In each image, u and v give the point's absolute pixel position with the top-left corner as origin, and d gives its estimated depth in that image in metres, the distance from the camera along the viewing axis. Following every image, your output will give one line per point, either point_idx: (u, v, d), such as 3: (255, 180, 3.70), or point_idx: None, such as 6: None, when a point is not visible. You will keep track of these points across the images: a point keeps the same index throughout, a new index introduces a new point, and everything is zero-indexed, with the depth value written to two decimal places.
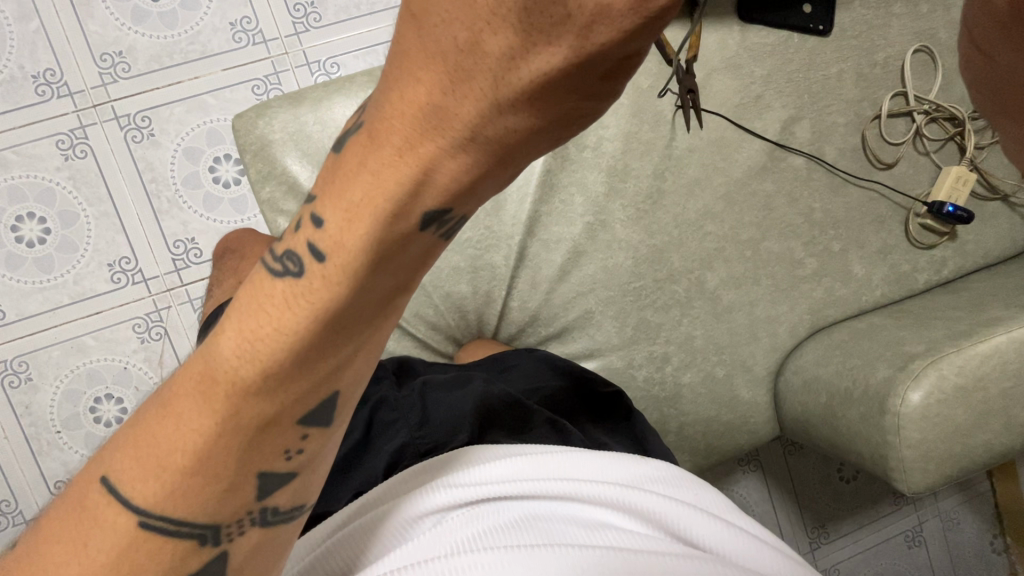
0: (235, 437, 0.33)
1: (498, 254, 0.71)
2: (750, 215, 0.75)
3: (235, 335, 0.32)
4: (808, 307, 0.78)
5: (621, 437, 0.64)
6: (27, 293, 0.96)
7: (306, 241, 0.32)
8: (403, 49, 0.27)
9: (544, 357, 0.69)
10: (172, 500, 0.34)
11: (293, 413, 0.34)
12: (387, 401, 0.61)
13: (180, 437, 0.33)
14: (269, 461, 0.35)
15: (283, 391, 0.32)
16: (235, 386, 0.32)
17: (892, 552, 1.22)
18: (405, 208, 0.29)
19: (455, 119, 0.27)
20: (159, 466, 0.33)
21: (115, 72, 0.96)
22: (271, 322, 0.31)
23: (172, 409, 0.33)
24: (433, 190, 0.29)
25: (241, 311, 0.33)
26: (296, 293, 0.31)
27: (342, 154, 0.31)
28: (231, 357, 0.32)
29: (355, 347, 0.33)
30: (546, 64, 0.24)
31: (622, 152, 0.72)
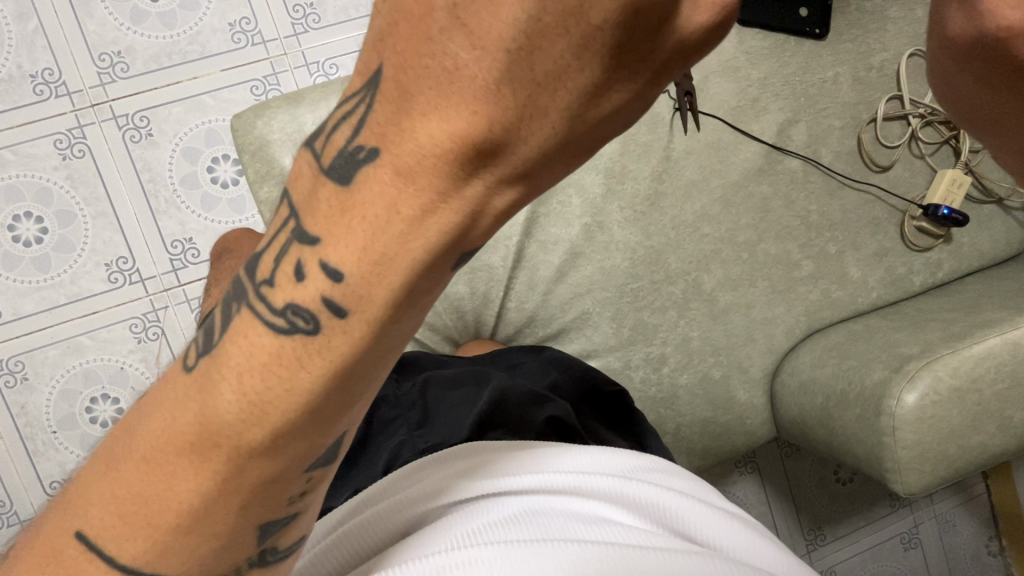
0: (238, 492, 0.33)
1: (496, 255, 0.71)
2: (746, 217, 0.76)
3: (237, 396, 0.30)
4: (804, 308, 0.78)
5: (621, 440, 0.64)
6: (24, 292, 0.96)
7: (322, 291, 0.29)
8: (449, 74, 0.23)
9: (548, 356, 0.68)
10: (165, 557, 0.34)
11: (299, 464, 0.33)
12: (387, 398, 0.61)
13: (175, 498, 0.32)
14: (271, 510, 0.35)
15: (290, 448, 0.32)
16: (242, 449, 0.31)
17: (889, 555, 1.22)
18: (441, 252, 0.28)
19: (510, 159, 0.25)
20: (151, 524, 0.33)
21: (114, 72, 0.96)
22: (286, 381, 0.30)
23: (163, 471, 0.32)
24: (473, 233, 0.28)
25: (241, 367, 0.31)
26: (316, 350, 0.29)
27: (359, 193, 0.27)
28: (237, 421, 0.31)
29: (370, 387, 0.32)
30: (618, 101, 0.24)
31: (619, 154, 0.72)
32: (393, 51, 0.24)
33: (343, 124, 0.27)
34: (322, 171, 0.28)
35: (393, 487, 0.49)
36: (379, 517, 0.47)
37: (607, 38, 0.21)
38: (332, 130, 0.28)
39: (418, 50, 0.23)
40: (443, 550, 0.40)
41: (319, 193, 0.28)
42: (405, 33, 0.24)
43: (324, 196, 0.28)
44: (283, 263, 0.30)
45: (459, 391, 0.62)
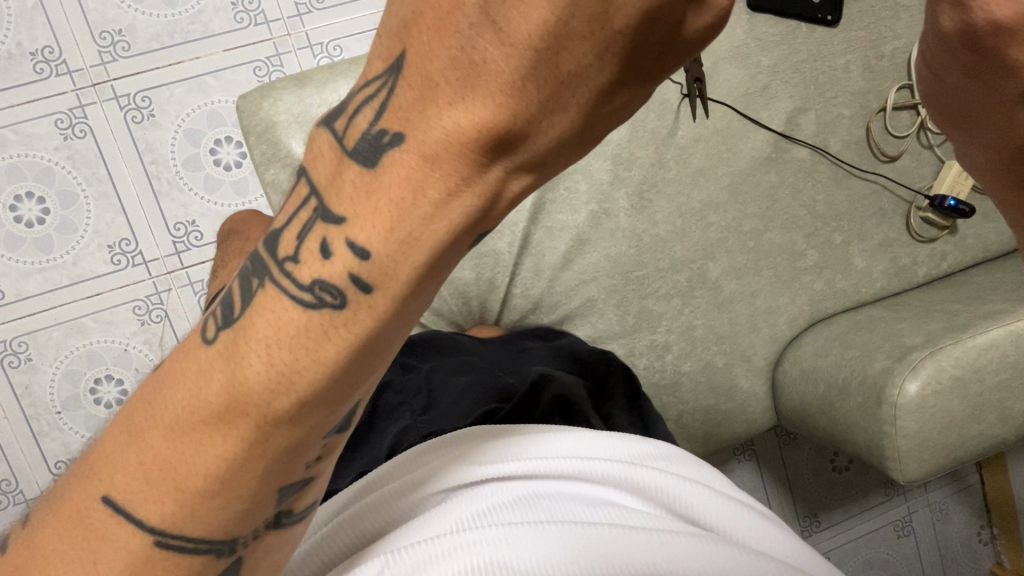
0: (260, 459, 0.33)
1: (502, 240, 0.71)
2: (753, 206, 0.75)
3: (264, 366, 0.31)
4: (808, 298, 0.79)
5: (629, 422, 0.63)
6: (26, 273, 0.96)
7: (348, 268, 0.29)
8: (476, 68, 0.23)
9: (549, 340, 0.69)
10: (189, 520, 0.34)
11: (317, 432, 0.33)
12: (392, 384, 0.62)
13: (199, 464, 0.33)
14: (289, 476, 0.35)
15: (310, 417, 0.32)
16: (265, 416, 0.31)
17: (883, 542, 1.24)
18: (460, 234, 0.28)
19: (528, 148, 0.25)
20: (177, 488, 0.33)
21: (115, 51, 0.94)
22: (309, 353, 0.30)
23: (190, 439, 0.33)
24: (490, 216, 0.28)
25: (267, 340, 0.31)
26: (338, 326, 0.29)
27: (384, 179, 0.27)
28: (262, 389, 0.31)
29: (386, 361, 0.32)
30: (628, 99, 0.24)
31: (626, 140, 0.72)
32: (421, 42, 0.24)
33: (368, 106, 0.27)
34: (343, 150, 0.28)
35: (401, 469, 0.51)
36: (385, 501, 0.48)
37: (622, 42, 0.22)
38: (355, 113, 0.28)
39: (444, 39, 0.24)
40: (449, 533, 0.41)
41: (343, 175, 0.28)
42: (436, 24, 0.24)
43: (351, 180, 0.28)
44: (308, 244, 0.30)
45: (463, 376, 0.63)
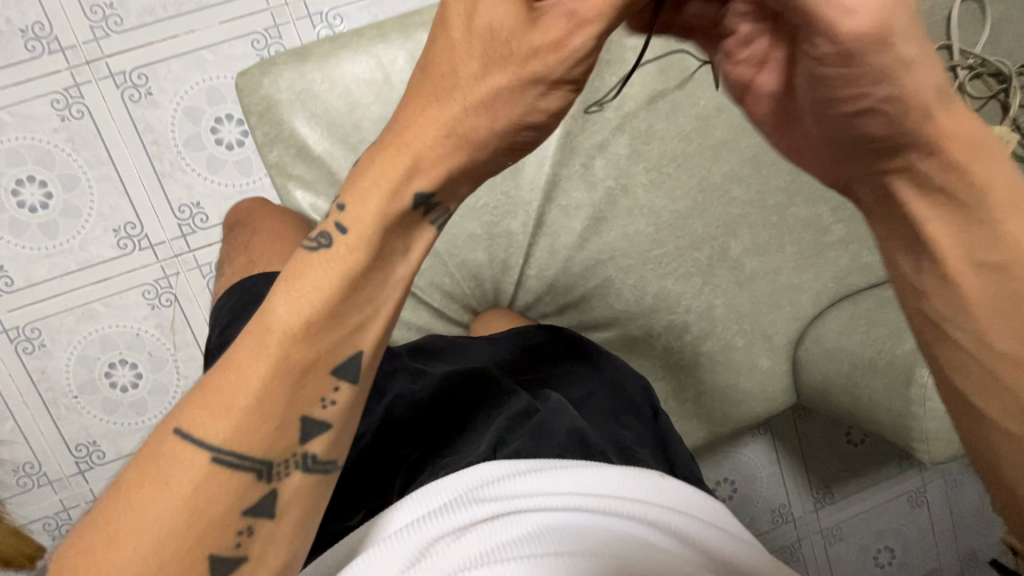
0: (286, 373, 0.37)
1: (516, 220, 0.69)
2: (778, 179, 0.72)
3: (296, 292, 0.37)
4: (833, 274, 0.76)
5: (647, 431, 0.61)
6: (34, 259, 0.95)
7: (336, 220, 0.38)
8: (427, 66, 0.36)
9: (563, 342, 0.67)
10: (240, 437, 0.36)
11: (329, 357, 0.38)
12: (404, 397, 0.57)
13: (242, 379, 0.36)
14: (311, 403, 0.38)
15: (326, 334, 0.37)
16: (290, 332, 0.36)
17: (896, 511, 1.26)
18: (402, 189, 0.37)
19: (445, 100, 0.35)
20: (226, 406, 0.36)
21: (107, 26, 0.90)
22: (314, 280, 0.37)
23: (237, 371, 0.36)
24: (423, 170, 0.37)
25: (298, 275, 0.37)
26: (328, 260, 0.37)
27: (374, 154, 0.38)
28: (286, 309, 0.36)
29: (372, 300, 0.39)
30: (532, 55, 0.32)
31: (645, 111, 0.68)
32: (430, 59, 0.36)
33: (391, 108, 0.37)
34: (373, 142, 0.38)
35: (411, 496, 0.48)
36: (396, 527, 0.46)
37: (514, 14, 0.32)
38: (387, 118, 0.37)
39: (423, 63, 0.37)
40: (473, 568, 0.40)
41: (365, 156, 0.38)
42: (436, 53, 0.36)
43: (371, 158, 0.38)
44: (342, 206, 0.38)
45: (478, 381, 0.59)
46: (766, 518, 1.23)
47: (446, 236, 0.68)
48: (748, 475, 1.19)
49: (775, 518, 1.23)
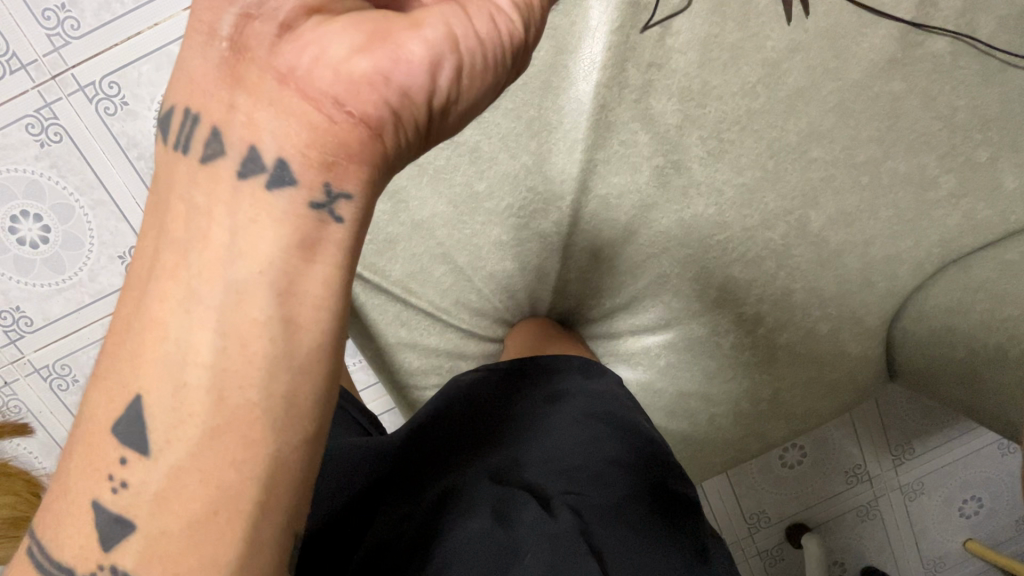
0: (213, 410, 0.30)
1: (548, 220, 0.58)
2: (870, 128, 0.57)
3: (132, 295, 0.32)
4: (939, 238, 0.62)
5: (679, 537, 0.46)
6: (46, 296, 0.81)
7: (261, 255, 0.30)
8: (295, 21, 0.30)
9: (596, 412, 0.53)
10: (191, 470, 0.30)
11: (265, 406, 0.30)
12: (392, 495, 0.49)
13: (176, 422, 0.30)
14: (243, 450, 0.30)
15: (252, 361, 0.30)
16: (222, 365, 0.30)
17: (984, 462, 1.10)
18: (331, 143, 0.30)
19: (331, 25, 0.30)
20: (170, 444, 0.30)
21: (65, 32, 0.69)
22: (253, 290, 0.30)
23: (112, 365, 0.31)
24: (330, 101, 0.30)
25: (175, 264, 0.31)
26: (243, 293, 0.30)
27: (387, 120, 0.30)
28: (217, 344, 0.30)
29: (290, 346, 0.31)
30: (425, 17, 0.31)
31: (698, 66, 0.54)
32: (204, 115, 0.31)
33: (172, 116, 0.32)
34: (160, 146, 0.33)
35: None
36: None
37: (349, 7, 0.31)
38: (165, 125, 0.32)
39: (295, 29, 0.30)
40: None
41: (240, 201, 0.31)
42: (225, 82, 0.30)
43: (212, 194, 0.31)
44: (172, 227, 0.31)
45: (476, 475, 0.47)
46: (838, 478, 1.08)
47: (467, 248, 0.59)
48: (817, 439, 1.05)
49: (849, 478, 1.08)
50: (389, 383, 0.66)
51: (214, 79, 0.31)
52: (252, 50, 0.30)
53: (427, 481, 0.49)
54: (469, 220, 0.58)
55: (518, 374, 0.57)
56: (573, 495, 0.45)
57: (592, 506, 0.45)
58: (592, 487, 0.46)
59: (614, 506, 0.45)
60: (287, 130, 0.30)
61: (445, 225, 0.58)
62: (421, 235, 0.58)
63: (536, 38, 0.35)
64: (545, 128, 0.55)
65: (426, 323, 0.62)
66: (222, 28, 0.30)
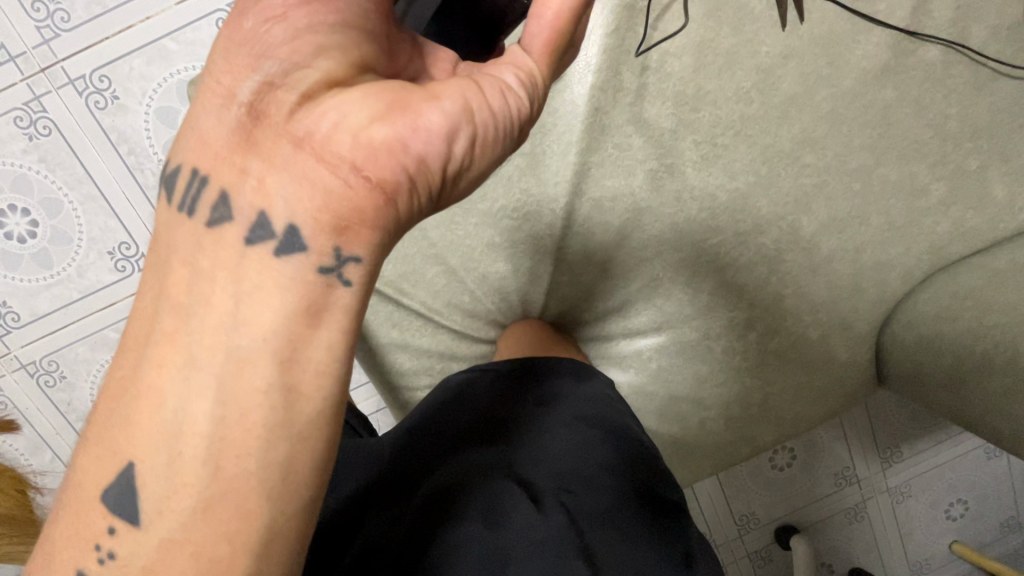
0: (209, 479, 0.30)
1: (541, 222, 0.58)
2: (863, 135, 0.57)
3: (128, 356, 0.32)
4: (929, 244, 0.63)
5: (667, 541, 0.46)
6: (34, 291, 0.80)
7: (265, 326, 0.30)
8: (311, 90, 0.30)
9: (587, 416, 0.53)
10: (187, 535, 0.30)
11: (264, 476, 0.30)
12: (381, 498, 0.48)
13: (172, 491, 0.30)
14: (238, 519, 0.30)
15: (251, 431, 0.30)
16: (221, 435, 0.30)
17: (970, 465, 1.11)
18: (344, 209, 0.30)
19: (349, 93, 0.30)
20: (167, 510, 0.30)
21: (54, 24, 0.68)
22: (255, 361, 0.30)
23: (105, 431, 0.32)
24: (346, 168, 0.29)
25: (172, 327, 0.31)
26: (244, 363, 0.30)
27: (404, 185, 0.30)
28: (217, 414, 0.30)
29: (290, 417, 0.31)
30: (440, 92, 0.32)
31: (693, 70, 0.54)
32: (205, 153, 0.31)
33: (178, 176, 0.32)
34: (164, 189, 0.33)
35: None
36: None
37: (365, 79, 0.32)
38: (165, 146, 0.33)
39: (312, 97, 0.30)
40: None
41: (247, 265, 0.31)
42: (216, 98, 0.30)
43: (216, 259, 0.31)
44: (171, 273, 0.31)
45: (467, 477, 0.47)
46: (827, 481, 1.08)
47: (460, 249, 0.59)
48: (806, 442, 1.06)
49: (838, 481, 1.09)
50: (380, 385, 0.66)
51: (228, 142, 0.30)
52: (270, 117, 0.30)
53: (418, 482, 0.49)
54: (462, 222, 0.57)
55: (511, 379, 0.56)
56: (565, 498, 0.45)
57: (582, 509, 0.45)
58: (584, 490, 0.46)
59: (606, 510, 0.45)
60: (300, 196, 0.30)
61: (438, 227, 0.58)
62: (415, 237, 0.58)
63: (538, 107, 0.38)
64: (539, 131, 0.55)
65: (418, 324, 0.62)
66: (240, 92, 0.30)
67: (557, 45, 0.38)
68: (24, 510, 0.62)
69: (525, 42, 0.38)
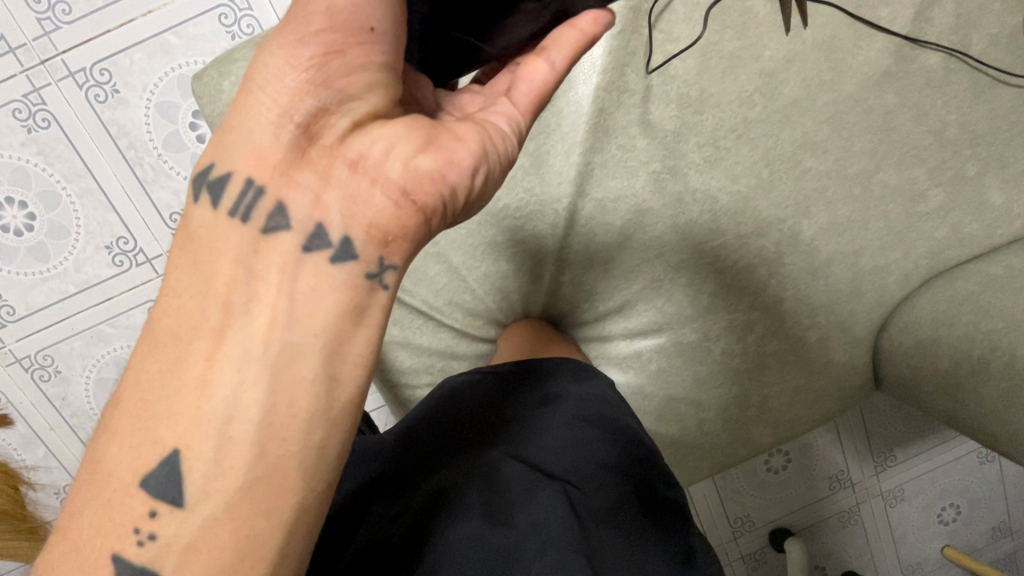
0: (257, 461, 0.33)
1: (544, 222, 0.58)
2: (864, 140, 0.58)
3: (165, 351, 0.33)
4: (927, 249, 0.63)
5: (666, 540, 0.46)
6: (30, 286, 0.80)
7: (315, 321, 0.33)
8: (362, 122, 0.34)
9: (587, 415, 0.53)
10: (231, 514, 0.33)
11: (307, 457, 0.33)
12: (382, 496, 0.48)
13: (218, 472, 0.32)
14: (280, 495, 0.33)
15: (298, 416, 0.33)
16: (269, 420, 0.33)
17: (963, 469, 1.12)
18: (388, 226, 0.34)
19: (398, 127, 0.35)
20: (213, 490, 0.33)
21: (55, 16, 0.68)
22: (305, 352, 0.33)
23: (141, 423, 0.33)
24: (394, 192, 0.33)
25: (222, 318, 0.33)
26: (294, 354, 0.33)
27: (439, 209, 0.35)
28: (269, 400, 0.33)
29: (334, 403, 0.34)
30: (466, 131, 0.37)
31: (697, 73, 0.54)
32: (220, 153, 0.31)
33: (230, 181, 0.34)
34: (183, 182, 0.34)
35: None
36: None
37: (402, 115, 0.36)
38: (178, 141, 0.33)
39: (364, 128, 0.34)
40: None
41: (302, 265, 0.33)
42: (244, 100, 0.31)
43: (268, 259, 0.33)
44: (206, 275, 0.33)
45: (467, 476, 0.47)
46: (821, 485, 1.09)
47: (462, 248, 0.59)
48: (801, 445, 1.06)
49: (832, 484, 1.09)
50: (380, 383, 0.66)
51: (286, 158, 0.33)
52: (324, 139, 0.34)
53: (418, 482, 0.48)
54: (465, 221, 0.58)
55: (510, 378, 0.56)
56: (566, 496, 0.45)
57: (585, 508, 0.45)
58: (584, 489, 0.46)
59: (606, 510, 0.46)
60: (352, 210, 0.33)
61: None
62: None
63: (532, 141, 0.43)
64: (543, 131, 0.55)
65: (419, 322, 0.62)
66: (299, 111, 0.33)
67: (541, 103, 0.41)
68: (16, 507, 0.62)
69: (513, 94, 0.41)
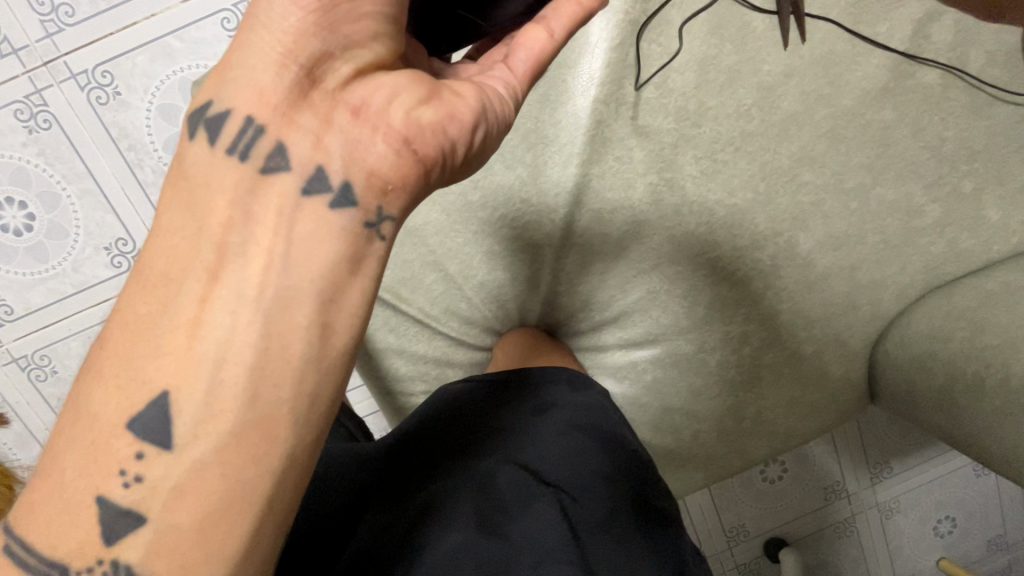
0: (245, 407, 0.33)
1: (541, 231, 0.58)
2: (861, 155, 0.58)
3: (156, 293, 0.33)
4: (923, 264, 0.63)
5: (660, 550, 0.46)
6: (28, 285, 0.80)
7: (310, 266, 0.33)
8: (364, 69, 0.34)
9: (582, 424, 0.53)
10: (218, 458, 0.33)
11: (296, 405, 0.33)
12: (375, 504, 0.48)
13: (207, 417, 0.33)
14: (266, 444, 0.33)
15: (291, 362, 0.33)
16: (261, 364, 0.33)
17: (959, 482, 1.12)
18: (388, 176, 0.34)
19: (398, 78, 0.34)
20: (201, 431, 0.33)
21: (58, 19, 0.68)
22: (298, 297, 0.33)
23: (130, 366, 0.33)
24: (395, 144, 0.33)
25: (217, 258, 0.33)
26: (288, 301, 0.33)
27: (439, 161, 0.35)
28: (262, 343, 0.33)
29: (326, 350, 0.34)
30: (467, 87, 0.37)
31: (695, 87, 0.55)
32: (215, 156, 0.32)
33: (229, 120, 0.34)
34: (179, 182, 0.35)
35: None
36: None
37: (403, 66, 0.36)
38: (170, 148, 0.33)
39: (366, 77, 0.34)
40: None
41: (297, 210, 0.34)
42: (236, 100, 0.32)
43: (265, 202, 0.34)
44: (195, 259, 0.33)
45: (461, 487, 0.47)
46: (817, 495, 1.09)
47: (459, 256, 0.59)
48: (797, 457, 1.06)
49: (828, 495, 1.09)
50: (374, 388, 0.66)
51: (286, 97, 0.33)
52: (326, 84, 0.33)
53: (412, 490, 0.48)
54: (462, 229, 0.58)
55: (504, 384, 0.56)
56: (559, 508, 0.45)
57: (578, 518, 0.45)
58: (577, 499, 0.47)
59: (599, 521, 0.46)
60: (354, 161, 0.34)
61: (438, 233, 0.58)
62: (414, 242, 0.58)
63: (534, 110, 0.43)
64: (541, 141, 0.56)
65: (414, 329, 0.62)
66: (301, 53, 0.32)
67: (540, 70, 0.41)
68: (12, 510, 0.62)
69: (512, 61, 0.40)
